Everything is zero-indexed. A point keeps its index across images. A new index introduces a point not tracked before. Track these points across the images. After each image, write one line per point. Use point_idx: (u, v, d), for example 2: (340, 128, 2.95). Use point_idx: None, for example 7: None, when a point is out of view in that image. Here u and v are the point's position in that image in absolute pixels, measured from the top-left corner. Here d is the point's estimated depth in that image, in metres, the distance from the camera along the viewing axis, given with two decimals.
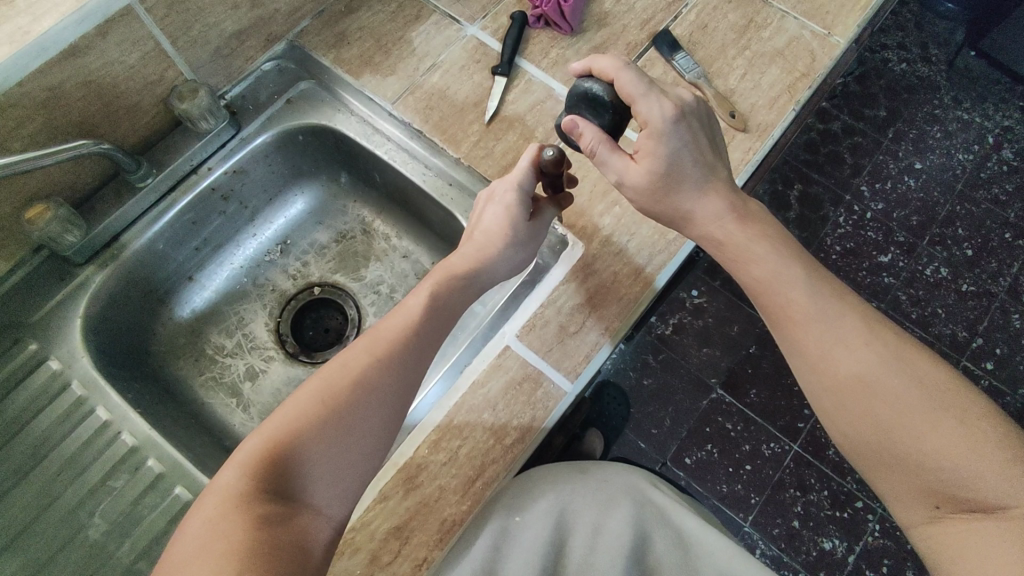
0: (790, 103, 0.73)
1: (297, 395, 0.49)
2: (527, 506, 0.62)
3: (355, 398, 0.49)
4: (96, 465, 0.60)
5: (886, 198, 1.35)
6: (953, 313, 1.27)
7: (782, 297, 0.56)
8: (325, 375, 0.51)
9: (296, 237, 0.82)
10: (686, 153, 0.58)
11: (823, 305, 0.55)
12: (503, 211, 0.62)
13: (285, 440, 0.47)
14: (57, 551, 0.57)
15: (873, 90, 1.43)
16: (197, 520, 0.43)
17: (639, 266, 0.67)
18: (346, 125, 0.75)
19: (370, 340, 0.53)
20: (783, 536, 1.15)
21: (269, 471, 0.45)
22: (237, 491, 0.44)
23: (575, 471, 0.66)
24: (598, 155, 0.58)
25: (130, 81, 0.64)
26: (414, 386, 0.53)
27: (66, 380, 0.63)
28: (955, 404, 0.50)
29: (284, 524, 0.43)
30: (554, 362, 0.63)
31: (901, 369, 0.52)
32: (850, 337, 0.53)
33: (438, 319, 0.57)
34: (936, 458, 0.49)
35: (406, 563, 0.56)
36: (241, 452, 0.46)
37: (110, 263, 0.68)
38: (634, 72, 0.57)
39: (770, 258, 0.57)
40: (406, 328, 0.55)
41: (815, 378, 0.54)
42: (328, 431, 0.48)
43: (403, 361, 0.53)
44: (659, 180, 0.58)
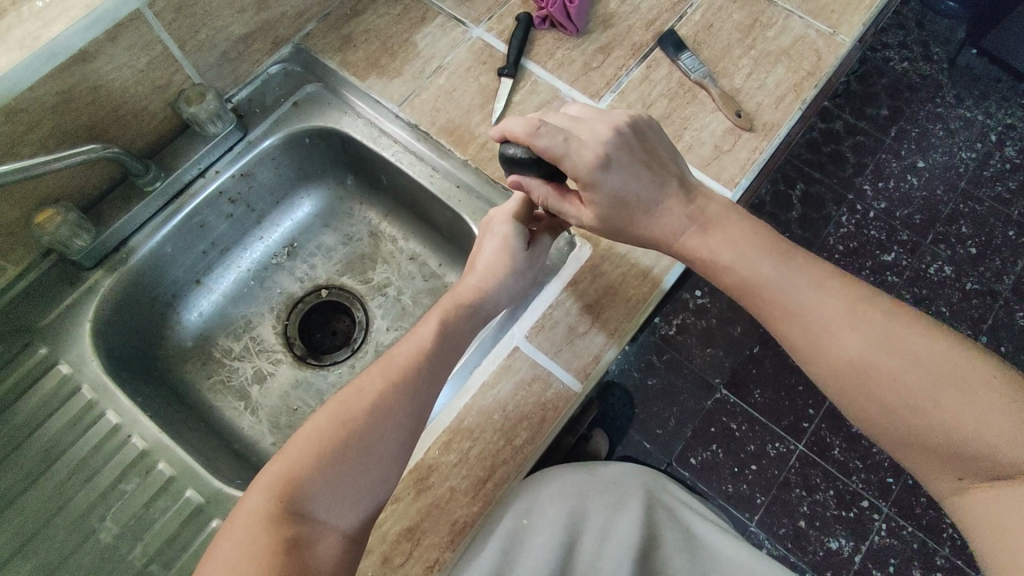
0: (795, 103, 0.73)
1: (316, 418, 0.50)
2: (535, 510, 0.61)
3: (371, 420, 0.50)
4: (106, 468, 0.60)
5: (889, 197, 1.35)
6: (958, 312, 1.27)
7: (783, 295, 0.55)
8: (340, 398, 0.51)
9: (302, 240, 0.82)
10: (628, 189, 0.57)
11: (813, 297, 0.54)
12: (498, 246, 0.62)
13: (306, 464, 0.47)
14: (68, 556, 0.57)
15: (875, 89, 1.43)
16: (227, 541, 0.44)
17: (648, 266, 0.67)
18: (352, 128, 0.75)
19: (384, 365, 0.54)
20: (790, 536, 1.14)
21: (295, 494, 0.46)
22: (265, 514, 0.45)
23: (580, 471, 0.66)
24: (550, 205, 0.61)
25: (139, 85, 0.64)
26: (428, 400, 0.53)
27: (76, 384, 0.63)
28: (962, 372, 0.49)
29: (303, 551, 0.44)
30: (563, 363, 0.63)
31: (896, 352, 0.51)
32: (835, 325, 0.53)
33: (446, 332, 0.57)
34: (946, 434, 0.48)
35: (418, 564, 0.56)
36: (265, 477, 0.47)
37: (119, 268, 0.68)
38: (549, 132, 0.53)
39: (771, 259, 0.56)
40: (418, 345, 0.55)
41: (817, 371, 0.54)
42: (344, 455, 0.48)
43: (416, 381, 0.53)
44: (614, 219, 0.59)
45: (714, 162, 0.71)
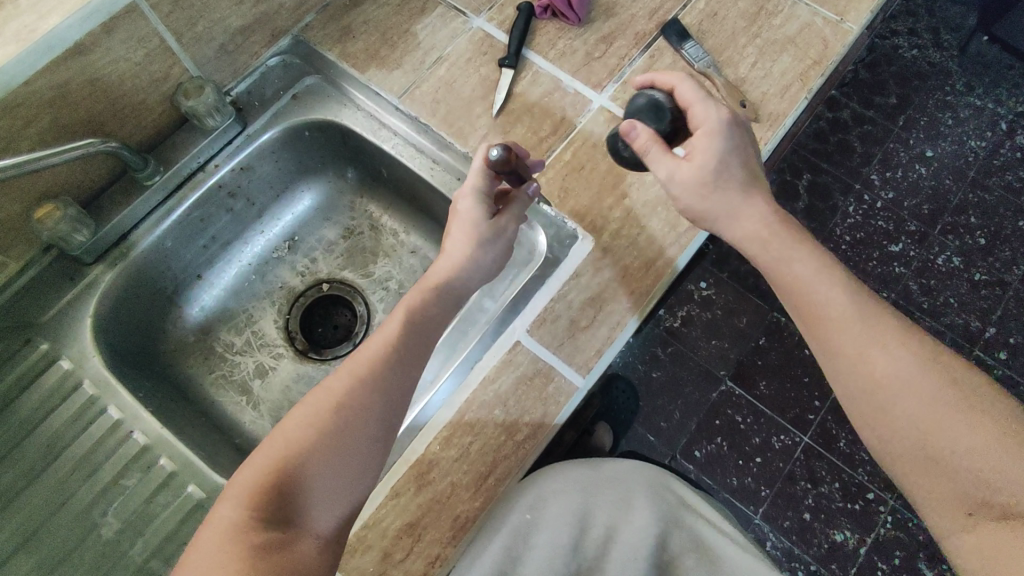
0: (802, 92, 0.72)
1: (286, 424, 0.50)
2: (540, 509, 0.60)
3: (343, 417, 0.50)
4: (108, 464, 0.60)
5: (897, 186, 1.33)
6: (966, 303, 1.26)
7: (817, 304, 0.54)
8: (309, 402, 0.51)
9: (303, 233, 0.82)
10: (729, 165, 0.58)
11: (869, 308, 0.52)
12: (464, 229, 0.61)
13: (276, 469, 0.47)
14: (71, 552, 0.57)
15: (884, 77, 1.41)
16: (198, 551, 0.43)
17: (651, 258, 0.66)
18: (352, 120, 0.75)
19: (350, 364, 0.53)
20: (794, 528, 1.14)
21: (267, 498, 0.45)
22: (235, 521, 0.44)
23: (585, 468, 0.64)
24: (652, 156, 0.59)
25: (136, 78, 0.64)
26: (401, 395, 0.53)
27: (78, 379, 0.63)
28: (983, 407, 0.48)
29: (281, 551, 0.43)
30: (565, 358, 0.62)
31: (919, 379, 0.49)
32: (886, 338, 0.51)
33: (412, 319, 0.57)
34: (970, 464, 0.47)
35: (420, 559, 0.56)
36: (235, 487, 0.47)
37: (120, 262, 0.68)
38: (696, 85, 0.60)
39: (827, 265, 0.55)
40: (385, 341, 0.54)
41: (850, 376, 0.52)
42: (318, 455, 0.48)
43: (383, 376, 0.52)
44: (710, 177, 0.58)
45: None
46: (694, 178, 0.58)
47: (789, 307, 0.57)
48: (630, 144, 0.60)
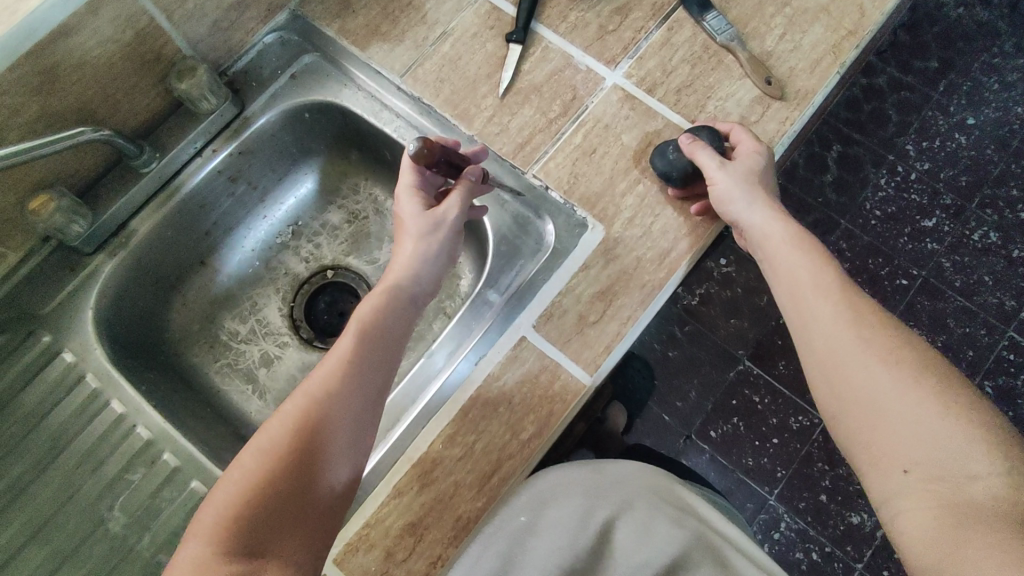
0: (834, 65, 0.66)
1: (245, 453, 0.47)
2: (540, 513, 0.56)
3: (308, 441, 0.48)
4: (113, 457, 0.60)
5: (933, 157, 1.26)
6: (1003, 281, 1.20)
7: (793, 274, 0.56)
8: (268, 429, 0.49)
9: (306, 218, 0.79)
10: (763, 178, 0.60)
11: (826, 282, 0.55)
12: (407, 230, 0.58)
13: (239, 503, 0.45)
14: (81, 543, 0.58)
15: (925, 39, 1.31)
16: None
17: (665, 249, 0.63)
18: (353, 101, 0.71)
19: (306, 384, 0.50)
20: (810, 509, 1.13)
21: (232, 533, 0.43)
22: (201, 560, 0.42)
23: (587, 471, 0.60)
24: (710, 161, 0.59)
25: (126, 61, 0.61)
26: (366, 412, 0.51)
27: (80, 372, 0.63)
28: (936, 372, 0.48)
29: None
30: (572, 354, 0.60)
31: (873, 342, 0.51)
32: (840, 307, 0.53)
33: (367, 331, 0.53)
34: (910, 423, 0.47)
35: (422, 560, 0.55)
36: (199, 524, 0.45)
37: (120, 251, 0.66)
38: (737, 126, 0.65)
39: (797, 247, 0.57)
40: (339, 358, 0.51)
41: (810, 342, 0.54)
42: (282, 483, 0.46)
43: (345, 396, 0.50)
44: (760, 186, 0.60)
45: None
46: (738, 175, 0.59)
47: (771, 285, 0.59)
48: (689, 153, 0.61)
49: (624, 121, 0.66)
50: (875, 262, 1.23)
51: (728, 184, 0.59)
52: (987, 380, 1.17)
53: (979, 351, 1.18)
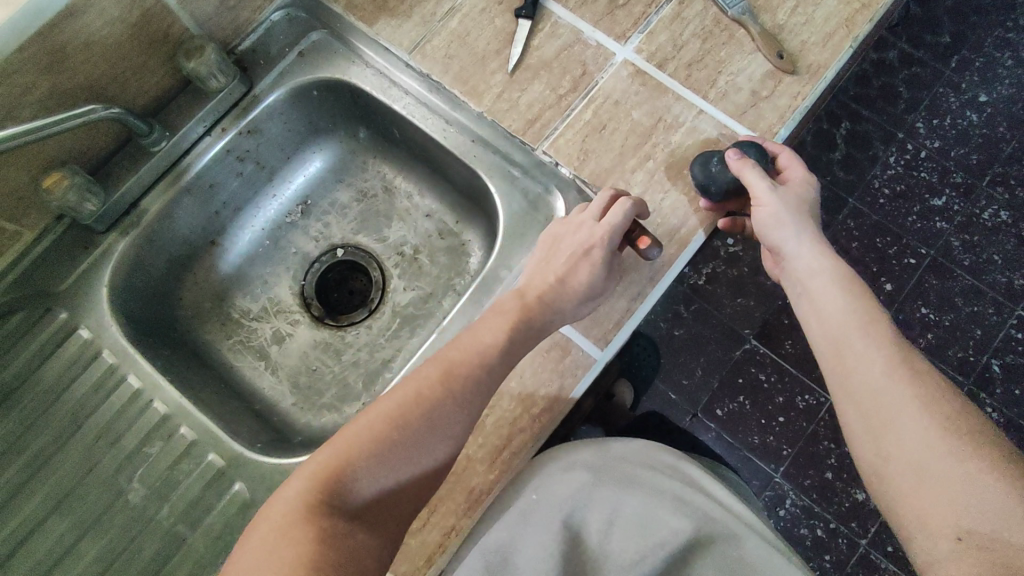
0: (847, 39, 0.66)
1: (371, 411, 0.52)
2: (546, 490, 0.59)
3: (422, 424, 0.52)
4: (132, 431, 0.62)
5: (945, 135, 1.25)
6: (1012, 260, 1.20)
7: (827, 313, 0.57)
8: (393, 395, 0.53)
9: (316, 197, 0.80)
10: (807, 206, 0.61)
11: (871, 336, 0.54)
12: (586, 285, 0.58)
13: (352, 458, 0.49)
14: (102, 514, 0.60)
15: (938, 13, 1.29)
16: (265, 524, 0.46)
17: (674, 226, 0.63)
18: (361, 78, 0.71)
19: (442, 363, 0.55)
20: (815, 487, 1.14)
21: (337, 484, 0.48)
22: (305, 503, 0.47)
23: (595, 450, 0.62)
24: (762, 179, 0.58)
25: (135, 39, 0.61)
26: (473, 412, 0.53)
27: (97, 349, 0.63)
28: (980, 435, 0.49)
29: (343, 539, 0.46)
30: (582, 330, 0.61)
31: (919, 400, 0.50)
32: (886, 363, 0.53)
33: (512, 331, 0.56)
34: (957, 487, 0.47)
35: (436, 530, 0.56)
36: (310, 464, 0.49)
37: (132, 231, 0.67)
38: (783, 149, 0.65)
39: (843, 299, 0.57)
40: (475, 346, 0.56)
41: (855, 399, 0.54)
42: (390, 455, 0.50)
43: (465, 391, 0.53)
44: (803, 211, 0.60)
45: (751, 110, 0.65)
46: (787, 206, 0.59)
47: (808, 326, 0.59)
48: (738, 168, 0.59)
49: (634, 97, 0.66)
50: (884, 241, 1.22)
51: (778, 212, 0.59)
52: (995, 359, 1.17)
53: (987, 330, 1.18)
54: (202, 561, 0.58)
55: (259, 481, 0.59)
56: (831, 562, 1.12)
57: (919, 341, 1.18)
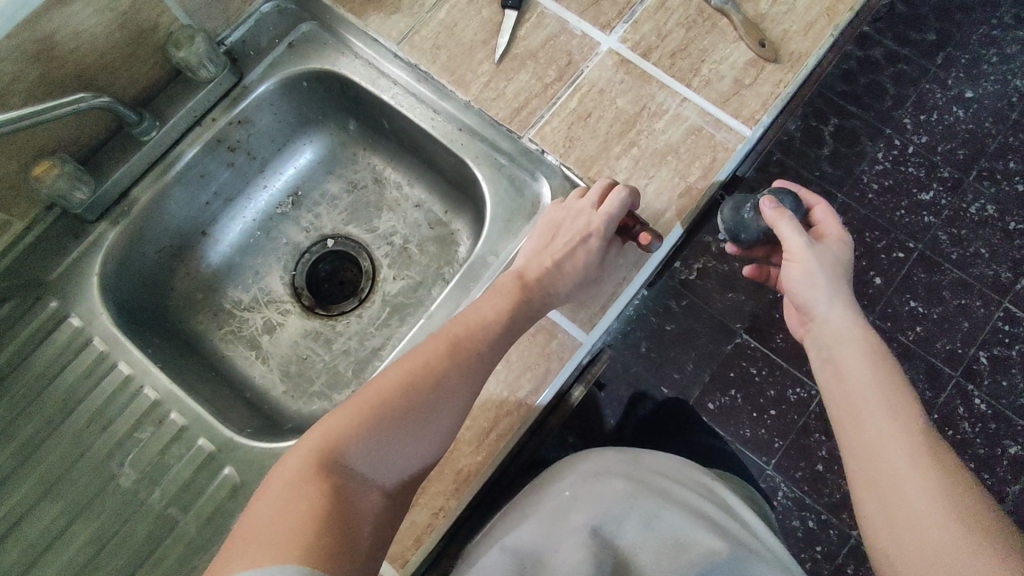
0: (827, 28, 0.67)
1: (385, 376, 0.53)
2: (581, 488, 0.66)
3: (432, 396, 0.53)
4: (122, 417, 0.62)
5: (932, 130, 1.27)
6: (998, 253, 1.22)
7: (845, 376, 0.61)
8: (408, 363, 0.54)
9: (307, 188, 0.80)
10: (841, 269, 0.66)
11: (884, 404, 0.57)
12: (584, 271, 0.61)
13: (363, 421, 0.50)
14: (91, 500, 0.60)
15: (924, 10, 1.31)
16: (277, 478, 0.47)
17: (658, 212, 0.64)
18: (350, 69, 0.72)
19: (450, 335, 0.56)
20: (806, 478, 1.15)
21: (348, 445, 0.49)
22: (316, 459, 0.48)
23: (627, 462, 0.70)
24: (799, 238, 0.65)
25: (124, 29, 0.62)
26: (477, 384, 0.55)
27: (87, 336, 0.64)
28: (978, 515, 0.49)
29: (349, 499, 0.47)
30: (568, 315, 0.62)
31: (921, 469, 0.52)
32: (895, 431, 0.55)
33: (511, 304, 0.58)
34: (946, 555, 0.48)
35: (425, 511, 0.57)
36: (325, 422, 0.50)
37: (122, 220, 0.67)
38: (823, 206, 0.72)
39: (866, 366, 0.60)
40: (482, 317, 0.57)
41: (862, 459, 0.56)
42: (402, 423, 0.51)
43: (474, 363, 0.55)
44: (838, 272, 0.66)
45: (734, 98, 0.66)
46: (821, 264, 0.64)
47: (830, 385, 0.63)
48: (778, 224, 0.66)
49: (619, 86, 0.67)
50: (872, 235, 1.24)
51: (812, 269, 0.65)
52: (983, 351, 1.18)
53: (975, 323, 1.19)
54: (192, 544, 0.58)
55: (249, 466, 0.60)
56: (822, 553, 1.13)
57: (908, 333, 1.19)
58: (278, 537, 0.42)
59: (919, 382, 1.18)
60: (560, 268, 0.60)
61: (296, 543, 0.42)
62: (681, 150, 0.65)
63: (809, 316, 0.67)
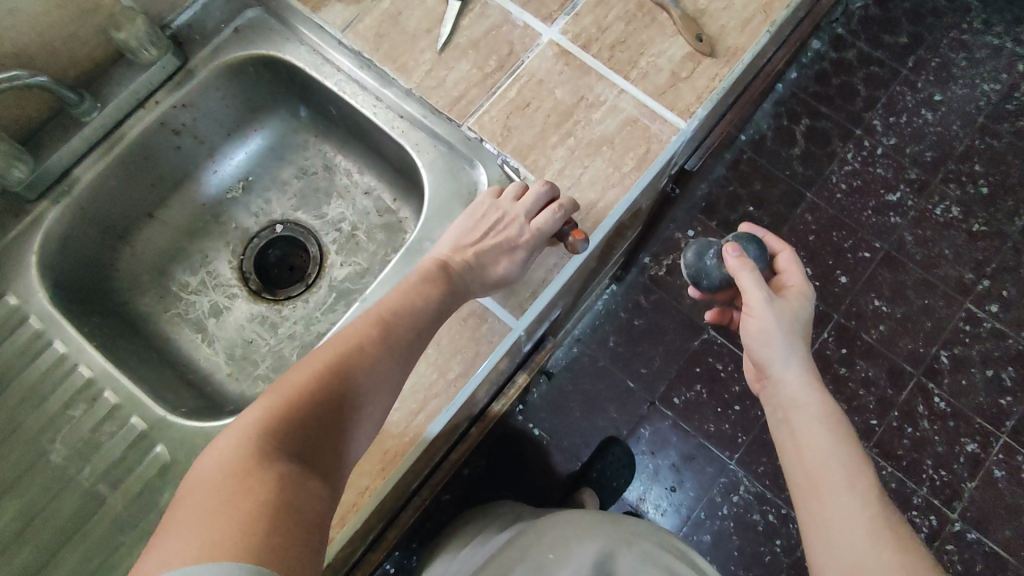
0: (764, 25, 0.69)
1: (311, 356, 0.52)
2: (563, 547, 0.72)
3: (367, 370, 0.52)
4: (57, 394, 0.62)
5: (900, 132, 1.29)
6: (961, 255, 1.24)
7: (802, 436, 0.63)
8: (334, 343, 0.53)
9: (257, 174, 0.81)
10: (799, 324, 0.67)
11: (840, 471, 0.59)
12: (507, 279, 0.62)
13: (300, 403, 0.48)
14: (24, 474, 0.60)
15: (896, 14, 1.34)
16: (207, 479, 0.43)
17: (592, 201, 0.65)
18: (295, 55, 0.72)
19: (375, 311, 0.56)
20: (768, 473, 1.17)
21: (289, 430, 0.46)
22: (252, 449, 0.44)
23: (609, 522, 0.75)
24: (758, 292, 0.65)
25: (61, 8, 0.62)
26: (409, 360, 0.56)
27: (24, 315, 0.64)
28: None
29: (298, 486, 0.44)
30: (500, 300, 0.63)
31: (875, 540, 0.55)
32: (849, 497, 0.58)
33: (441, 283, 0.59)
34: None
35: (351, 490, 0.57)
36: (255, 410, 0.47)
37: (63, 199, 0.68)
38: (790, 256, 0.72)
39: (821, 430, 0.62)
40: (408, 293, 0.58)
41: (819, 526, 0.59)
42: (343, 401, 0.50)
43: (405, 338, 0.55)
44: (796, 329, 0.67)
45: (670, 90, 0.67)
46: (778, 321, 0.65)
47: (784, 446, 0.65)
48: (739, 274, 0.66)
49: (558, 76, 0.68)
50: (838, 234, 1.25)
51: (768, 324, 0.66)
52: (944, 350, 1.20)
53: (937, 323, 1.21)
54: (120, 520, 0.59)
55: (181, 445, 0.61)
56: (781, 547, 1.14)
57: (872, 332, 1.21)
58: (213, 539, 0.38)
59: (881, 380, 1.19)
60: (488, 257, 0.61)
61: (234, 544, 0.38)
62: (616, 141, 0.66)
63: (766, 372, 0.68)
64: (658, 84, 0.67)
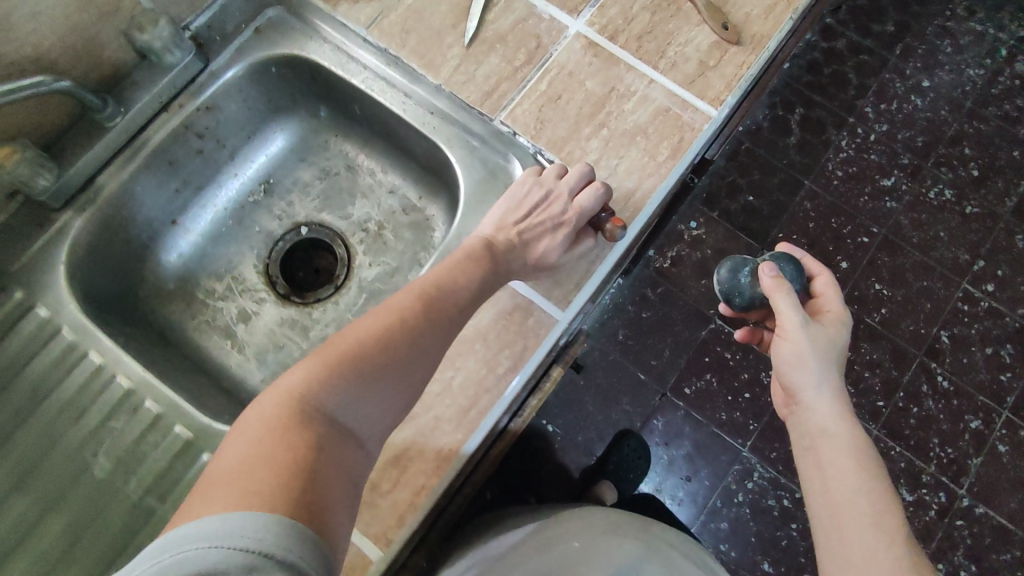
0: (788, 11, 0.70)
1: (356, 325, 0.51)
2: (590, 537, 0.71)
3: (408, 347, 0.51)
4: (96, 406, 0.61)
5: (891, 118, 1.31)
6: (956, 236, 1.26)
7: (828, 462, 0.61)
8: (378, 314, 0.52)
9: (278, 176, 0.80)
10: (832, 351, 0.66)
11: (864, 502, 0.58)
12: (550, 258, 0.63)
13: (342, 372, 0.47)
14: (66, 491, 0.59)
15: (884, 2, 1.37)
16: (247, 434, 0.43)
17: (629, 190, 0.65)
18: (320, 54, 0.72)
19: (419, 286, 0.55)
20: (781, 459, 1.18)
21: (328, 397, 0.46)
22: (293, 410, 0.44)
23: (640, 527, 0.75)
24: (794, 317, 0.64)
25: (85, 12, 0.60)
26: (448, 339, 0.55)
27: (57, 326, 0.63)
28: None
29: (331, 452, 0.44)
30: (544, 292, 0.63)
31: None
32: (871, 529, 0.56)
33: (484, 274, 0.58)
34: None
35: (406, 489, 0.57)
36: (297, 371, 0.47)
37: (88, 207, 0.66)
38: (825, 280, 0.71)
39: (847, 459, 0.60)
40: (448, 270, 0.57)
41: (837, 556, 0.57)
42: (383, 374, 0.49)
43: (444, 317, 0.55)
44: (828, 354, 0.65)
45: (699, 79, 0.67)
46: (812, 345, 0.64)
47: (806, 472, 0.63)
48: (774, 297, 0.65)
49: (587, 68, 0.68)
50: (838, 221, 1.27)
51: (802, 349, 0.64)
52: (944, 330, 1.22)
53: (937, 304, 1.24)
54: None
55: None
56: (798, 530, 1.16)
57: (875, 315, 1.23)
58: (250, 490, 0.38)
59: (886, 362, 1.21)
60: (530, 238, 0.63)
61: (268, 496, 0.38)
62: (650, 131, 0.66)
63: (795, 397, 0.67)
64: (685, 73, 0.68)
